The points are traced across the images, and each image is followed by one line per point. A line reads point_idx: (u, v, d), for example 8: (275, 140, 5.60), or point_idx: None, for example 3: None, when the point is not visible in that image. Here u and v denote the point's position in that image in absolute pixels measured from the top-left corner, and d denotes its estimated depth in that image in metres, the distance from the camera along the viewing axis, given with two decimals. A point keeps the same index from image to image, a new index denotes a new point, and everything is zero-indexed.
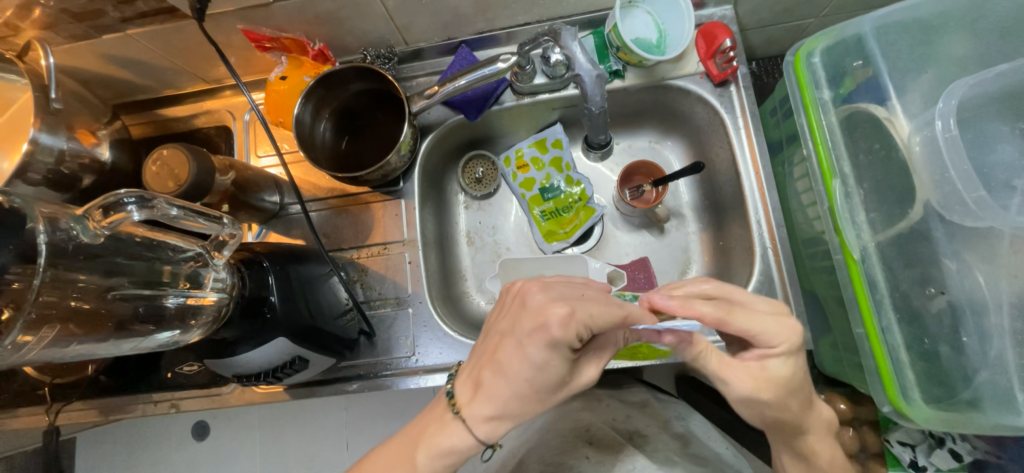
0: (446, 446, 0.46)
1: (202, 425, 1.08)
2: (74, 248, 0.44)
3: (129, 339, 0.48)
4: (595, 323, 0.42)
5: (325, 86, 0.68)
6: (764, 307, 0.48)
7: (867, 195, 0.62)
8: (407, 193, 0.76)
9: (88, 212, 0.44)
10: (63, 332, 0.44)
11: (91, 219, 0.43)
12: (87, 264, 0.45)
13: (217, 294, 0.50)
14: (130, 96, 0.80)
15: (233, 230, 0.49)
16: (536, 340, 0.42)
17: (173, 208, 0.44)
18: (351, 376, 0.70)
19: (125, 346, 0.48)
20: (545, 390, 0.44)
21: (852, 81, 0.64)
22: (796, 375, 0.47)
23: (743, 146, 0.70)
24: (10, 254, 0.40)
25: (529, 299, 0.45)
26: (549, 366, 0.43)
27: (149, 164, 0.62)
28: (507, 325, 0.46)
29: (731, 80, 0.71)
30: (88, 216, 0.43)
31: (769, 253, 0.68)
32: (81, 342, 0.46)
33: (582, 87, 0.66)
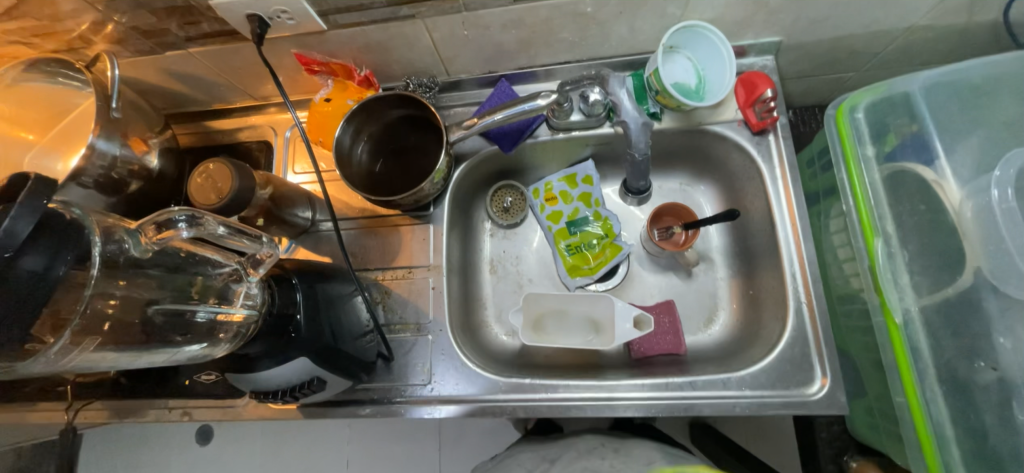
0: None
1: (207, 429, 1.07)
2: (125, 261, 0.45)
3: (161, 351, 0.49)
4: None
5: (368, 111, 0.71)
6: None
7: (912, 256, 0.59)
8: (436, 218, 0.77)
9: (142, 228, 0.45)
10: (100, 342, 0.44)
11: (144, 234, 0.45)
12: (129, 274, 0.46)
13: (246, 311, 0.51)
14: (182, 107, 0.83)
15: (271, 249, 0.50)
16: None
17: (220, 227, 0.45)
18: (365, 399, 0.69)
19: (157, 357, 0.49)
20: None
21: (895, 138, 0.63)
22: None
23: (780, 196, 0.69)
24: (67, 264, 0.40)
25: None
26: None
27: (194, 177, 0.64)
28: None
29: (770, 129, 0.71)
30: (142, 232, 0.45)
31: (804, 307, 0.65)
32: (116, 352, 0.46)
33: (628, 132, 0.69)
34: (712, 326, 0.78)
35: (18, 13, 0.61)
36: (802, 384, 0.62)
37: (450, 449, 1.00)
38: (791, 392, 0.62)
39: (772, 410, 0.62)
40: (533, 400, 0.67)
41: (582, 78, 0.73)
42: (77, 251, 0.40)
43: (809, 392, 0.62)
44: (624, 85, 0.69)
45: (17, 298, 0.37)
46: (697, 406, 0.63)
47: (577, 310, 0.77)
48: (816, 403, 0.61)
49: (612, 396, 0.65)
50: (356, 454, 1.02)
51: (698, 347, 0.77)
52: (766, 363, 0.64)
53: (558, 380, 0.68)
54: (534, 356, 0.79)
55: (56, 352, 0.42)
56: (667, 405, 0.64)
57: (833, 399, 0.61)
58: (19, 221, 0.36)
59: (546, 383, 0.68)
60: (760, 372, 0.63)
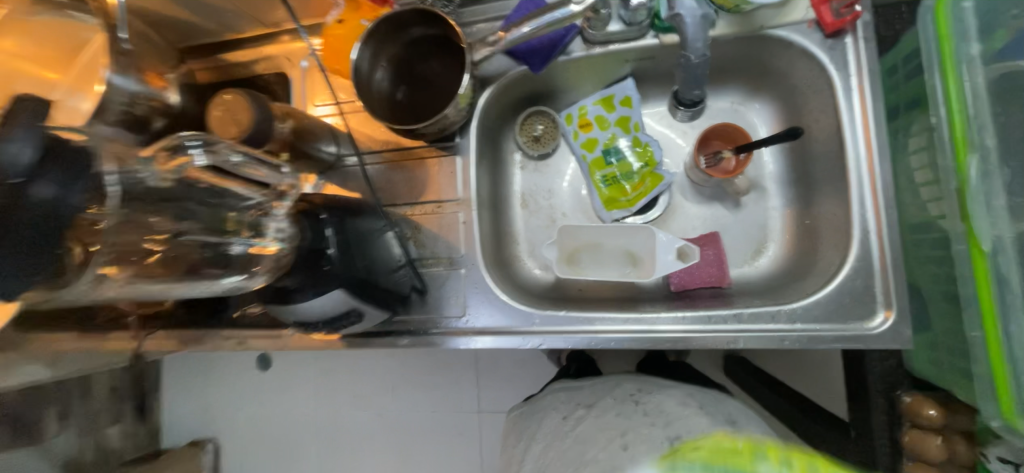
0: None
1: (266, 358, 1.16)
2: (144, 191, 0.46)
3: (202, 283, 0.51)
4: None
5: (384, 30, 0.65)
6: None
7: (1013, 176, 0.51)
8: (464, 148, 0.72)
9: (155, 154, 0.46)
10: (137, 272, 0.48)
11: (158, 161, 0.46)
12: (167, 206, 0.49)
13: (279, 244, 0.51)
14: (195, 41, 0.80)
15: (292, 180, 0.53)
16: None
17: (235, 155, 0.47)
18: (404, 331, 0.71)
19: (200, 288, 0.52)
20: None
21: (1006, 34, 0.52)
22: None
23: (854, 111, 0.60)
24: (81, 195, 0.40)
25: None
26: None
27: (214, 110, 0.63)
28: None
29: (848, 30, 0.60)
30: (155, 158, 0.46)
31: (872, 238, 0.58)
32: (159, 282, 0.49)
33: (682, 31, 0.59)
34: (760, 258, 0.72)
35: None
36: (861, 317, 0.58)
37: (488, 380, 1.04)
38: (848, 325, 0.58)
39: (826, 344, 0.57)
40: (569, 332, 0.66)
41: None
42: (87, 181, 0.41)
43: (870, 326, 0.57)
44: None
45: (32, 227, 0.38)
46: (741, 341, 0.60)
47: (613, 243, 0.74)
48: (874, 336, 0.57)
49: (650, 328, 0.63)
50: (400, 382, 1.08)
51: (744, 280, 0.72)
52: (822, 297, 0.59)
53: (593, 313, 0.66)
54: (569, 289, 0.78)
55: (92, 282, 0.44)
56: (710, 339, 0.61)
57: (897, 333, 0.56)
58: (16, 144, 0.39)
59: (585, 314, 0.66)
60: (815, 307, 0.59)
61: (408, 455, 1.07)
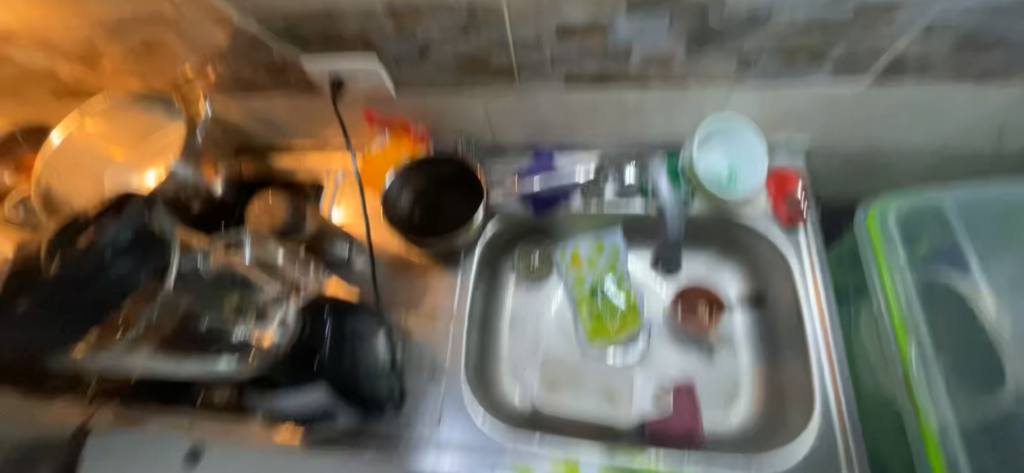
0: None
1: None
2: (189, 274, 0.65)
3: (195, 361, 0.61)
4: None
5: (417, 164, 0.78)
6: None
7: (946, 366, 0.58)
8: (465, 268, 0.79)
9: (213, 247, 0.68)
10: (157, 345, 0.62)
11: (214, 253, 0.67)
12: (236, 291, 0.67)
13: (274, 334, 0.60)
14: (249, 144, 0.90)
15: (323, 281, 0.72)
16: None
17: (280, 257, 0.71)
18: (368, 445, 0.67)
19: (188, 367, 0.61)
20: None
21: (926, 245, 0.64)
22: None
23: (809, 295, 0.69)
24: (144, 271, 0.59)
25: None
26: None
27: (251, 209, 0.79)
28: None
29: (800, 223, 0.73)
30: (212, 251, 0.68)
31: (833, 411, 0.63)
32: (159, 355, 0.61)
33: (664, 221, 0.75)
34: (734, 409, 0.75)
35: (146, 53, 0.73)
36: None
37: None
38: None
39: None
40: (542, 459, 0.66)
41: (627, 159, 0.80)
42: (152, 262, 0.60)
43: None
44: (664, 170, 0.77)
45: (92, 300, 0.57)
46: None
47: (592, 378, 0.79)
48: None
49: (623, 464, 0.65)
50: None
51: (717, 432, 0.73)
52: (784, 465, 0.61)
53: (573, 444, 0.67)
54: (544, 421, 0.78)
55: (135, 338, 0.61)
56: None
57: None
58: (120, 236, 0.58)
59: (567, 443, 0.67)
60: None
61: None
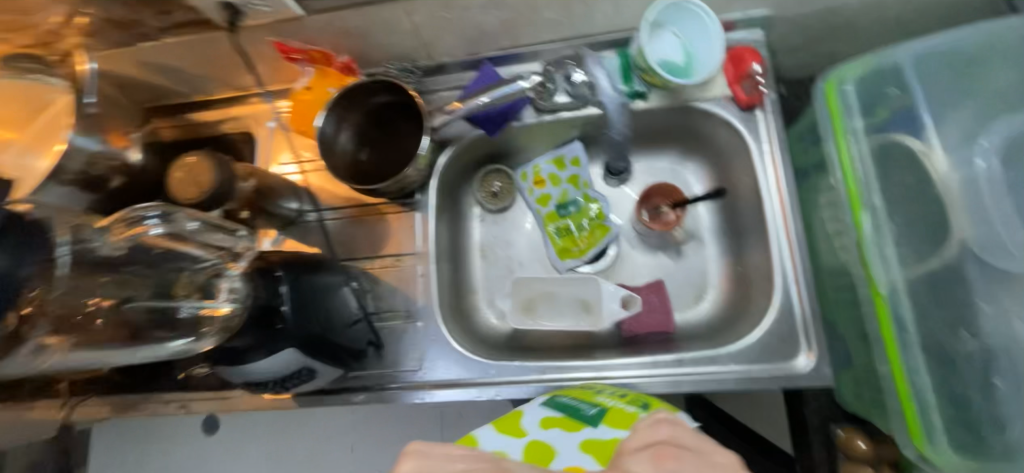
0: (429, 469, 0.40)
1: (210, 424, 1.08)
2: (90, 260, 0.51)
3: (143, 348, 0.55)
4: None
5: (347, 100, 0.70)
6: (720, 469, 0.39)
7: (898, 230, 0.59)
8: (423, 205, 0.76)
9: (110, 226, 0.50)
10: (85, 339, 0.52)
11: (113, 232, 0.50)
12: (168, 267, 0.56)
13: (229, 305, 0.54)
14: (161, 101, 0.80)
15: (248, 242, 0.58)
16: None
17: (194, 223, 0.52)
18: (357, 387, 0.70)
19: (142, 353, 0.55)
20: None
21: (885, 110, 0.62)
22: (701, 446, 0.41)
23: (768, 175, 0.68)
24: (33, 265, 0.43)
25: None
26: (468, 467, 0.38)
27: (173, 170, 0.66)
28: None
29: (758, 105, 0.70)
30: (110, 230, 0.50)
31: (790, 285, 0.65)
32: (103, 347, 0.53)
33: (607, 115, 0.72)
34: (703, 303, 0.78)
35: None
36: (788, 357, 0.63)
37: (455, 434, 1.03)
38: (777, 366, 0.63)
39: (758, 385, 0.62)
40: (524, 382, 0.68)
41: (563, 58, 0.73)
42: (36, 255, 0.44)
43: (795, 366, 0.62)
44: (600, 64, 0.70)
45: None
46: (684, 382, 0.63)
47: (566, 290, 0.78)
48: (801, 377, 0.61)
49: (599, 377, 0.66)
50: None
51: (687, 325, 0.77)
52: (752, 340, 0.64)
53: (565, 362, 0.68)
54: (525, 338, 0.80)
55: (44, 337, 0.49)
56: (652, 384, 0.64)
57: (819, 370, 0.61)
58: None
59: (554, 364, 0.68)
60: (745, 349, 0.64)
61: None
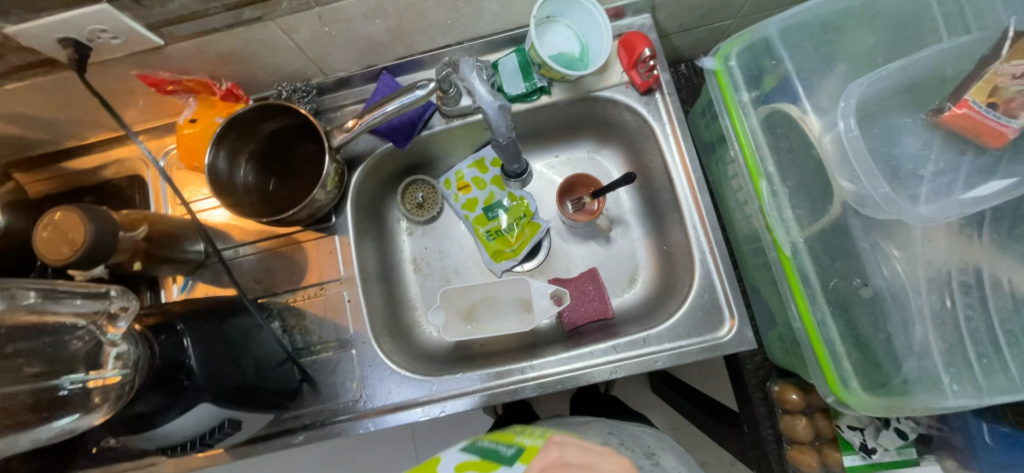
0: None
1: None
2: None
3: (26, 434, 0.47)
4: None
5: (236, 130, 0.65)
6: None
7: (792, 192, 0.63)
8: (341, 227, 0.73)
9: None
10: None
11: None
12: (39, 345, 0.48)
13: (119, 372, 0.47)
14: (27, 151, 0.72)
15: (126, 300, 0.49)
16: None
17: (31, 294, 0.47)
18: (297, 427, 0.67)
19: (24, 440, 0.47)
20: None
21: (768, 82, 0.66)
22: None
23: (674, 156, 0.70)
24: None
25: None
26: None
27: (39, 230, 0.55)
28: None
29: (656, 88, 0.71)
30: None
31: (708, 257, 0.67)
32: None
33: (486, 119, 0.61)
34: (635, 284, 0.80)
35: None
36: (714, 327, 0.65)
37: (424, 447, 1.02)
38: (705, 336, 0.65)
39: (690, 358, 0.64)
40: (469, 392, 0.67)
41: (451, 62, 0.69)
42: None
43: (721, 334, 0.64)
44: (477, 69, 0.60)
45: None
46: (622, 367, 0.65)
47: (506, 293, 0.77)
48: (726, 345, 0.64)
49: (541, 376, 0.66)
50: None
51: (624, 308, 0.79)
52: (679, 315, 0.66)
53: (512, 365, 0.67)
54: (470, 347, 0.79)
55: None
56: (592, 373, 0.65)
57: (744, 336, 0.64)
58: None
59: (497, 369, 0.67)
60: (675, 325, 0.66)
61: None
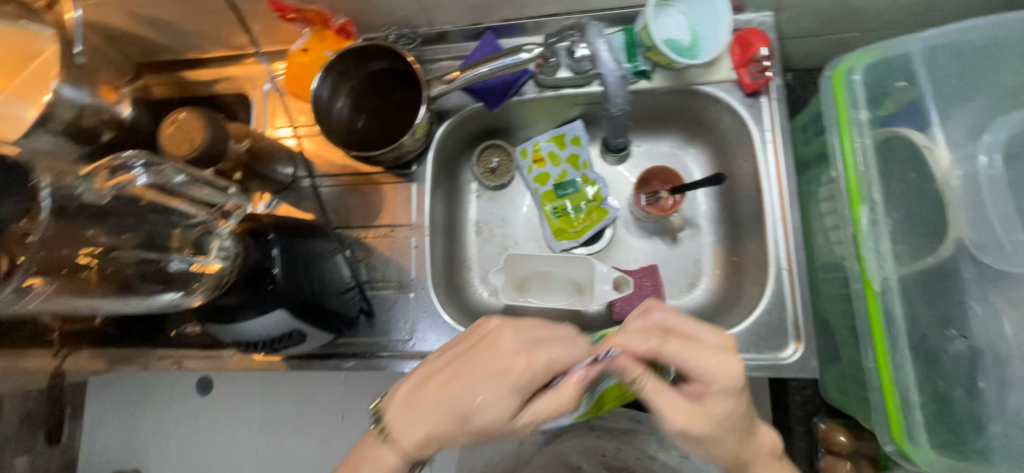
0: (492, 371, 0.48)
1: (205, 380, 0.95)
2: (77, 208, 0.47)
3: (133, 297, 0.53)
4: (556, 364, 0.48)
5: (345, 63, 0.68)
6: (710, 341, 0.47)
7: (895, 225, 0.58)
8: (419, 177, 0.75)
9: (94, 172, 0.45)
10: (65, 288, 0.49)
11: (96, 179, 0.45)
12: (152, 221, 0.52)
13: (221, 262, 0.53)
14: (156, 55, 0.79)
15: (240, 201, 0.52)
16: (496, 383, 0.47)
17: (178, 175, 0.47)
18: (348, 353, 0.71)
19: (132, 302, 0.53)
20: (518, 388, 0.48)
21: (891, 104, 0.61)
22: (713, 359, 0.46)
23: (769, 167, 0.67)
24: None
25: (496, 344, 0.50)
26: (514, 371, 0.48)
27: (166, 125, 0.62)
28: (472, 363, 0.49)
29: (764, 91, 0.67)
30: (93, 176, 0.45)
31: (784, 274, 0.64)
32: (86, 297, 0.51)
33: (604, 86, 0.63)
34: (695, 290, 0.78)
35: None
36: (776, 348, 0.63)
37: None
38: (765, 355, 0.63)
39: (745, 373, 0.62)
40: None
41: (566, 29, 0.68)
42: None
43: (782, 356, 0.62)
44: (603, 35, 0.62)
45: None
46: None
47: (560, 272, 0.78)
48: (787, 367, 0.62)
49: None
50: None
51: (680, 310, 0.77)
52: (740, 329, 0.64)
53: None
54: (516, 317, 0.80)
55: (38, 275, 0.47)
56: None
57: (806, 363, 0.62)
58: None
59: None
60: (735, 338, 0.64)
61: None
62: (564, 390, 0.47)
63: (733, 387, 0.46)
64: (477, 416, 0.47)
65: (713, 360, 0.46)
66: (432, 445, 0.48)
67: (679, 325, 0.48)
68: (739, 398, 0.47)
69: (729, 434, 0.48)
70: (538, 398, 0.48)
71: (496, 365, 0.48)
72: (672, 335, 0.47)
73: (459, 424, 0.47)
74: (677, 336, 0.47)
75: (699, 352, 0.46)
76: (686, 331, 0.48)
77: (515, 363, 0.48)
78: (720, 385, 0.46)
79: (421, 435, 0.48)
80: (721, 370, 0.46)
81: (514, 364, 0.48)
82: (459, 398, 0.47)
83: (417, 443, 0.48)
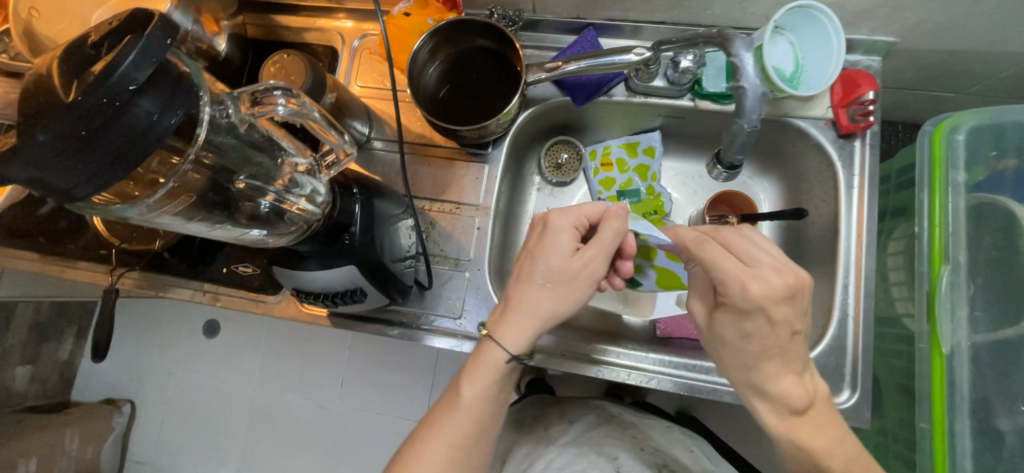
0: (540, 237, 0.55)
1: (213, 324, 1.27)
2: (225, 126, 0.45)
3: (233, 229, 0.52)
4: (587, 212, 0.55)
5: (450, 32, 0.68)
6: (755, 262, 0.46)
7: (977, 292, 0.58)
8: (493, 159, 0.75)
9: (240, 96, 0.46)
10: (182, 210, 0.47)
11: (242, 103, 0.46)
12: (258, 154, 0.50)
13: (310, 208, 0.52)
14: None
15: (351, 150, 0.53)
16: (544, 239, 0.54)
17: (315, 113, 0.48)
18: (395, 321, 0.71)
19: (231, 232, 0.53)
20: (564, 242, 0.53)
21: (984, 170, 0.60)
22: (737, 279, 0.45)
23: (851, 212, 0.66)
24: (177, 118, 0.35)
25: (538, 223, 0.57)
26: (555, 227, 0.54)
27: (269, 64, 0.66)
28: (529, 244, 0.56)
29: (858, 134, 0.67)
30: (240, 100, 0.46)
31: (848, 321, 0.64)
32: (197, 220, 0.50)
33: (741, 100, 0.62)
34: None
35: None
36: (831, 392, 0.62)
37: None
38: None
39: None
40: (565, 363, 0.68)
41: (698, 38, 0.62)
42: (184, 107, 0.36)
43: (836, 401, 0.62)
44: (750, 50, 0.60)
45: (120, 150, 0.33)
46: (720, 391, 0.66)
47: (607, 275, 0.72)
48: (840, 412, 0.61)
49: (635, 365, 0.68)
50: (350, 376, 1.19)
51: None
52: None
53: (609, 354, 0.69)
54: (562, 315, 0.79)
55: (156, 201, 0.44)
56: (692, 386, 0.66)
57: (858, 412, 0.61)
58: (134, 68, 0.32)
59: (591, 348, 0.69)
60: None
61: (343, 446, 1.16)
62: (609, 232, 0.53)
63: (772, 294, 0.44)
64: (543, 269, 0.53)
65: (734, 277, 0.45)
66: (517, 322, 0.52)
67: (713, 248, 0.48)
68: (768, 317, 0.45)
69: (760, 354, 0.47)
70: (589, 244, 0.53)
71: (540, 230, 0.56)
72: (701, 253, 0.48)
73: (534, 288, 0.53)
74: (705, 255, 0.48)
75: (721, 269, 0.46)
76: (724, 257, 0.47)
77: (553, 223, 0.54)
78: (747, 298, 0.45)
79: (517, 314, 0.53)
80: (746, 288, 0.45)
81: (553, 220, 0.55)
82: (525, 267, 0.54)
83: (514, 320, 0.53)
